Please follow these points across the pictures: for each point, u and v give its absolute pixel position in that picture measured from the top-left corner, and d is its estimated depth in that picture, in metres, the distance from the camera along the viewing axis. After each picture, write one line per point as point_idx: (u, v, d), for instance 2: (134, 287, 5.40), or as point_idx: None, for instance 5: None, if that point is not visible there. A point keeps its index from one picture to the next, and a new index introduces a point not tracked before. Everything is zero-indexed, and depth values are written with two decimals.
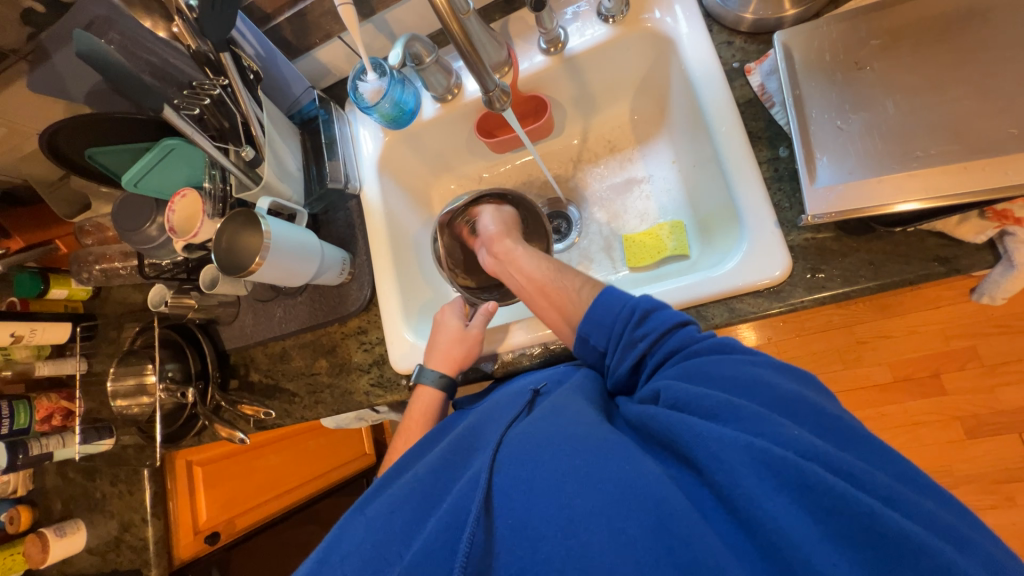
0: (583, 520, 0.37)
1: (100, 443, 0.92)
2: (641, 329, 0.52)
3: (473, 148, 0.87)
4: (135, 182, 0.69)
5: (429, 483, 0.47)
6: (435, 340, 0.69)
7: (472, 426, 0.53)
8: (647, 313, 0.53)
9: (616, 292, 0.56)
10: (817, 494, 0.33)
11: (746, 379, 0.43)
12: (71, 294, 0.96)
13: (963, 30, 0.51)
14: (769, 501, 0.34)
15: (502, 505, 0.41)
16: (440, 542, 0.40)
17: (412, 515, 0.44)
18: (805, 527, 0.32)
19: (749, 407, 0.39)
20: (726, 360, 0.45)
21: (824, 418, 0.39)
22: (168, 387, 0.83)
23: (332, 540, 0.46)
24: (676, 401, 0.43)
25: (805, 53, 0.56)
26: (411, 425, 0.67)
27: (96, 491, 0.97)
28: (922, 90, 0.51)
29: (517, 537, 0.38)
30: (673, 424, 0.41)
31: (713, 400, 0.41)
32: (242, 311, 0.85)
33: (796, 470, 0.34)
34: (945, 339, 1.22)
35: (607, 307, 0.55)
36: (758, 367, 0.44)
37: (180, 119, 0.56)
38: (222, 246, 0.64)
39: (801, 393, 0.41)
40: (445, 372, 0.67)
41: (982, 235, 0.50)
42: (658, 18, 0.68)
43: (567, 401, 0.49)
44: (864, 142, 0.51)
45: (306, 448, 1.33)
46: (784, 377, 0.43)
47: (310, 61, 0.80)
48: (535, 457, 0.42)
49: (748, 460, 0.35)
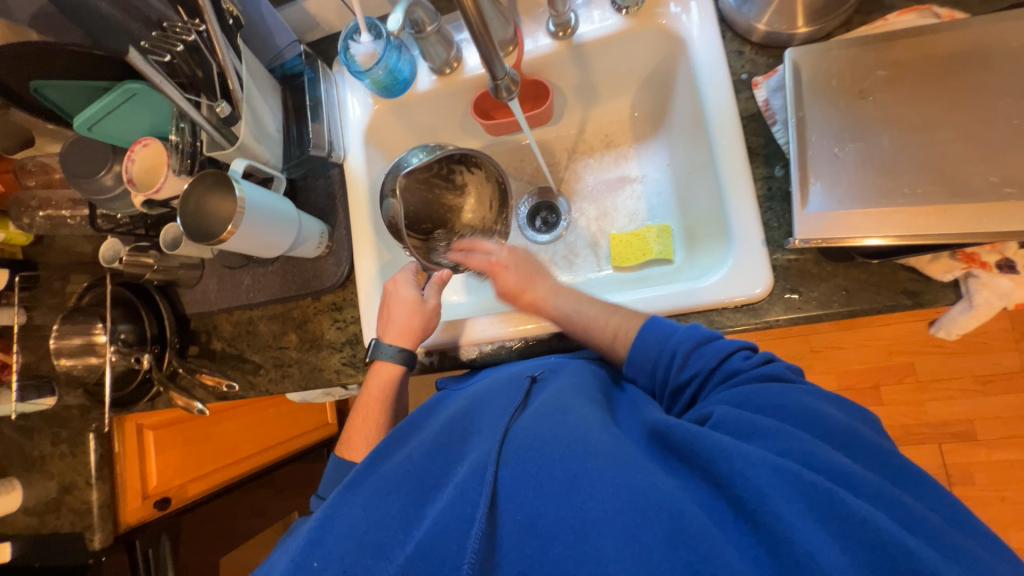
0: (595, 525, 0.38)
1: (40, 402, 0.87)
2: (686, 372, 0.53)
3: (467, 126, 0.83)
4: (89, 127, 0.62)
5: (425, 467, 0.48)
6: (390, 313, 0.67)
7: (466, 409, 0.53)
8: (689, 354, 0.53)
9: (654, 328, 0.57)
10: (852, 523, 0.34)
11: (792, 406, 0.44)
12: (9, 238, 0.87)
13: (962, 73, 0.52)
14: (800, 523, 0.34)
15: (507, 502, 0.41)
16: (446, 536, 0.40)
17: (410, 501, 0.45)
18: (831, 550, 0.33)
19: (795, 433, 0.41)
20: (775, 387, 0.46)
21: (874, 454, 0.40)
22: (119, 351, 0.77)
23: (324, 517, 0.45)
24: (724, 423, 0.44)
25: (813, 74, 0.56)
26: (370, 401, 0.66)
27: (34, 450, 0.92)
28: (916, 127, 0.52)
29: (526, 534, 0.40)
30: (703, 434, 0.41)
31: (766, 422, 0.42)
32: (206, 275, 0.80)
33: (834, 499, 0.35)
34: (888, 354, 1.31)
35: (645, 348, 0.56)
36: (802, 393, 0.45)
37: (148, 65, 0.50)
38: (188, 209, 0.59)
39: (854, 428, 0.41)
40: (404, 347, 0.67)
41: (949, 274, 0.53)
42: (674, 13, 0.66)
43: (571, 401, 0.49)
44: (857, 172, 0.53)
45: (267, 416, 1.30)
46: (833, 408, 0.44)
47: (297, 10, 0.73)
48: (547, 456, 0.43)
49: (778, 481, 0.37)
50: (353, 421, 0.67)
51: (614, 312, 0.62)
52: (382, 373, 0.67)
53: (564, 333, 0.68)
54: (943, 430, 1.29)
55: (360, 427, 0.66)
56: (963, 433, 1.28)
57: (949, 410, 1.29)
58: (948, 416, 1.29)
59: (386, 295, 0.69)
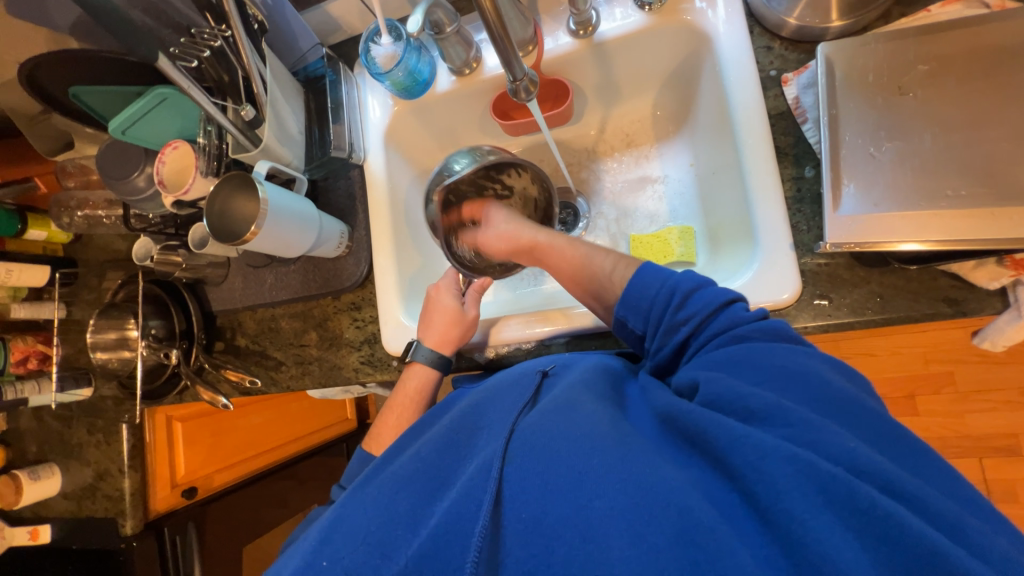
0: (601, 523, 0.37)
1: (77, 391, 0.92)
2: (682, 312, 0.51)
3: (487, 127, 0.82)
4: (124, 130, 0.65)
5: (433, 464, 0.48)
6: (430, 319, 0.68)
7: (474, 404, 0.53)
8: (690, 293, 0.51)
9: (652, 271, 0.55)
10: (870, 519, 0.32)
11: (787, 369, 0.42)
12: (51, 236, 0.92)
13: (1013, 67, 0.49)
14: (815, 520, 0.33)
15: (513, 499, 0.41)
16: (452, 532, 0.40)
17: (418, 498, 0.45)
18: (849, 550, 0.32)
19: (795, 412, 0.38)
20: (770, 347, 0.44)
21: (882, 427, 0.38)
22: (149, 345, 0.79)
23: (334, 520, 0.46)
24: (716, 398, 0.42)
25: (847, 70, 0.53)
26: (402, 402, 0.67)
27: (73, 438, 0.97)
28: (961, 125, 0.49)
29: (531, 532, 0.39)
30: (711, 424, 0.40)
31: (760, 400, 0.40)
32: (232, 273, 0.83)
33: (847, 487, 0.33)
34: (925, 362, 1.25)
35: (643, 287, 0.54)
36: (804, 359, 0.43)
37: (176, 70, 0.52)
38: (213, 211, 0.61)
39: (855, 396, 0.40)
40: (440, 352, 0.67)
41: (995, 281, 0.49)
42: (699, 8, 0.64)
43: (578, 395, 0.48)
44: (894, 172, 0.50)
45: (289, 410, 1.34)
46: (832, 373, 0.42)
47: (320, 15, 0.75)
48: (553, 453, 0.42)
49: (791, 474, 0.34)
50: (385, 415, 0.68)
51: (625, 263, 0.60)
52: (417, 373, 0.67)
53: (580, 336, 0.67)
54: (984, 443, 1.22)
55: (392, 423, 0.67)
56: (1006, 448, 1.21)
57: (991, 423, 1.22)
58: (989, 429, 1.22)
59: (428, 301, 0.70)
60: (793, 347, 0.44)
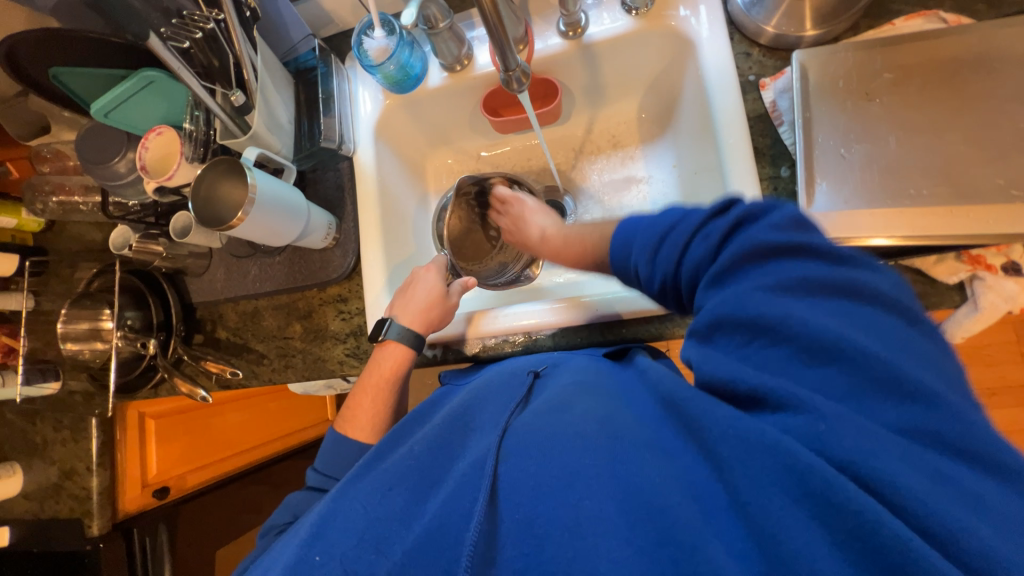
0: (590, 523, 0.37)
1: (44, 386, 0.88)
2: (655, 268, 0.49)
3: (476, 124, 0.84)
4: (105, 113, 0.64)
5: (427, 464, 0.47)
6: (412, 295, 0.69)
7: (466, 405, 0.52)
8: (650, 266, 0.49)
9: (619, 238, 0.53)
10: (845, 516, 0.30)
11: (775, 319, 0.37)
12: (21, 224, 0.89)
13: (968, 78, 0.53)
14: (790, 515, 0.32)
15: (507, 500, 0.41)
16: (445, 526, 0.42)
17: (411, 495, 0.45)
18: (821, 548, 0.31)
19: (785, 392, 0.35)
20: (755, 289, 0.39)
21: (893, 392, 0.33)
22: (126, 336, 0.77)
23: (326, 513, 0.46)
24: (711, 378, 0.39)
25: (820, 77, 0.56)
26: (380, 380, 0.66)
27: (36, 435, 0.93)
28: (922, 129, 0.53)
29: (524, 533, 0.40)
30: (702, 414, 0.38)
31: (746, 384, 0.37)
32: (214, 264, 0.81)
33: (823, 484, 0.31)
34: None
35: (617, 257, 0.53)
36: (787, 300, 0.37)
37: (167, 50, 0.51)
38: (199, 196, 0.60)
39: (861, 347, 0.34)
40: (415, 330, 0.67)
41: (954, 275, 0.53)
42: (683, 15, 0.67)
43: (575, 394, 0.48)
44: (862, 173, 0.53)
45: (267, 409, 1.29)
46: (842, 320, 0.35)
47: (312, 7, 0.74)
48: (546, 454, 0.42)
49: (772, 467, 0.33)
50: (359, 396, 0.67)
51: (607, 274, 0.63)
52: (393, 351, 0.67)
53: (567, 329, 0.68)
54: None
55: (367, 404, 0.66)
56: None
57: None
58: None
59: (412, 279, 0.71)
60: (771, 278, 0.39)
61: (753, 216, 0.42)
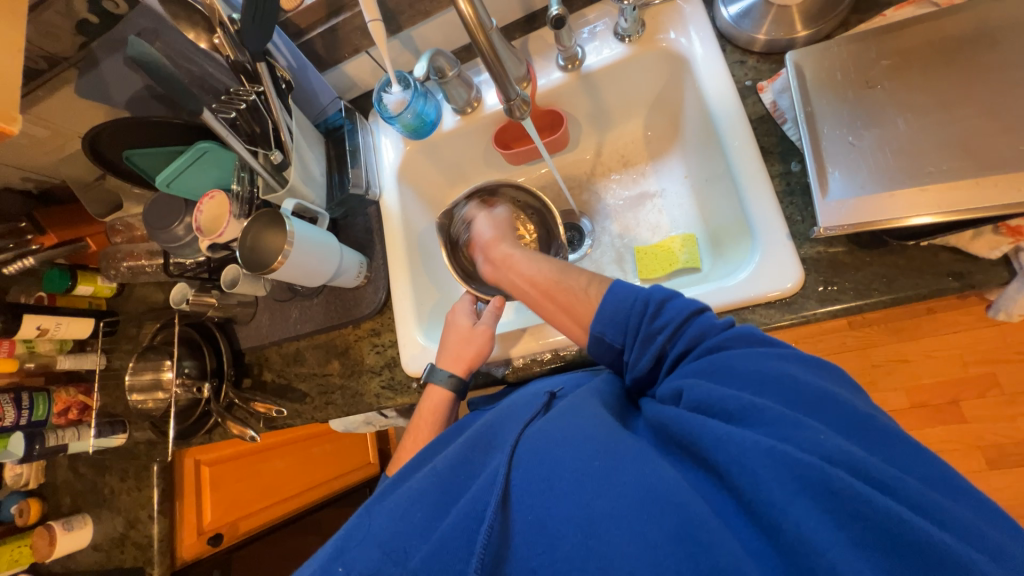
0: (603, 522, 0.37)
1: (114, 437, 0.94)
2: (658, 321, 0.52)
3: (490, 159, 0.90)
4: (168, 183, 0.73)
5: (449, 482, 0.47)
6: (446, 340, 0.71)
7: (492, 422, 0.53)
8: (663, 304, 0.52)
9: (625, 286, 0.56)
10: (840, 499, 0.32)
11: (768, 374, 0.42)
12: (96, 290, 0.99)
13: (971, 53, 0.53)
14: (793, 506, 0.33)
15: (519, 501, 0.41)
16: (456, 539, 0.40)
17: (431, 510, 0.44)
18: (829, 532, 0.32)
19: (774, 410, 0.38)
20: (748, 355, 0.44)
21: (859, 421, 0.38)
22: (183, 383, 0.84)
23: (348, 530, 0.46)
24: (700, 403, 0.43)
25: (817, 72, 0.57)
26: (421, 425, 0.68)
27: (105, 487, 0.99)
28: (930, 108, 0.52)
29: (537, 533, 0.39)
30: (695, 427, 0.40)
31: (739, 402, 0.40)
32: (259, 311, 0.88)
33: (822, 476, 0.33)
34: (963, 365, 1.19)
35: (618, 302, 0.54)
36: (778, 359, 0.43)
37: (217, 121, 0.58)
38: (247, 245, 0.66)
39: (831, 392, 0.40)
40: (456, 372, 0.68)
41: (996, 250, 0.50)
42: (673, 38, 0.70)
43: (584, 405, 0.49)
44: (876, 157, 0.52)
45: (311, 454, 1.33)
46: (812, 373, 0.42)
47: (338, 74, 0.83)
48: (558, 458, 0.42)
49: (770, 465, 0.35)
50: (405, 439, 0.69)
51: None
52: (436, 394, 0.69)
53: None
54: None
55: (410, 446, 0.68)
56: None
57: None
58: None
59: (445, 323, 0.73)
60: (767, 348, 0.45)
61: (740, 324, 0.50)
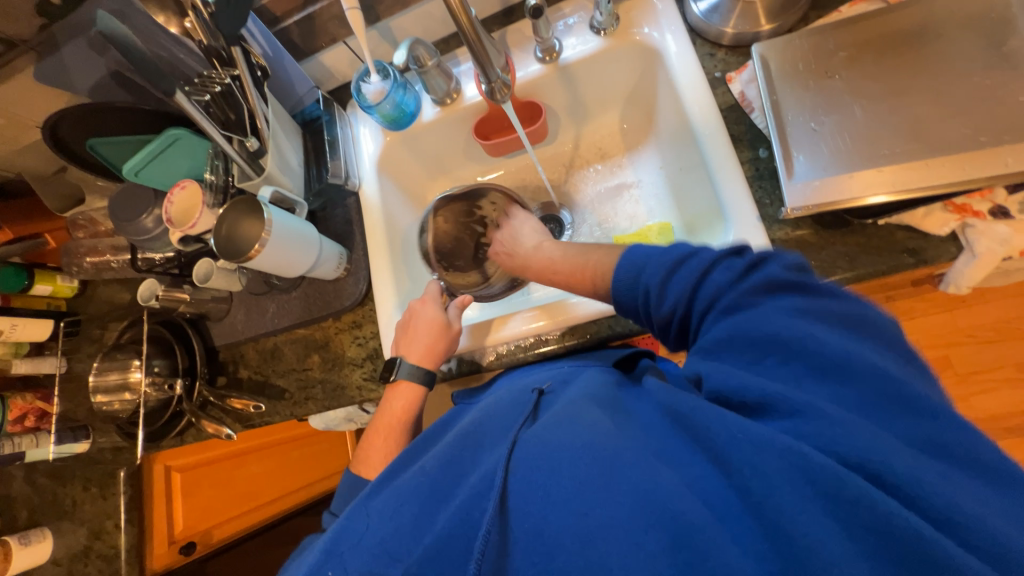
0: (600, 530, 0.35)
1: (76, 444, 0.88)
2: (664, 296, 0.48)
3: (470, 152, 0.90)
4: (136, 172, 0.70)
5: (439, 480, 0.45)
6: (416, 333, 0.70)
7: (488, 420, 0.51)
8: (662, 289, 0.48)
9: (627, 265, 0.52)
10: (859, 509, 0.30)
11: (797, 346, 0.38)
12: (56, 291, 0.94)
13: (919, 45, 0.57)
14: (802, 513, 0.31)
15: (517, 506, 0.39)
16: (451, 540, 0.40)
17: (421, 509, 0.43)
18: (837, 541, 0.30)
19: (796, 403, 0.36)
20: (771, 317, 0.40)
21: (901, 412, 0.34)
22: (154, 382, 0.81)
23: (338, 530, 0.45)
24: (722, 392, 0.41)
25: (781, 63, 0.61)
26: (393, 420, 0.67)
27: (66, 498, 0.93)
28: (884, 96, 0.56)
29: (533, 541, 0.37)
30: (709, 423, 0.38)
31: (764, 393, 0.38)
32: (234, 307, 0.85)
33: (839, 481, 0.31)
34: (920, 349, 1.27)
35: (623, 281, 0.52)
36: (807, 320, 0.39)
37: (190, 104, 0.56)
38: (222, 234, 0.65)
39: (880, 373, 0.36)
40: (425, 366, 0.68)
41: (946, 226, 0.54)
42: (647, 32, 0.73)
43: (584, 402, 0.46)
44: (836, 141, 0.56)
45: (289, 458, 1.27)
46: (862, 347, 0.37)
47: (315, 64, 0.83)
48: (555, 462, 0.40)
49: (784, 469, 0.33)
50: (373, 436, 0.68)
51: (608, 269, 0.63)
52: (404, 392, 0.69)
53: (577, 325, 0.69)
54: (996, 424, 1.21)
55: (380, 443, 0.67)
56: (1017, 427, 1.21)
57: (997, 403, 1.22)
58: (997, 409, 1.22)
59: (411, 315, 0.71)
60: (789, 304, 0.40)
61: (770, 258, 0.44)
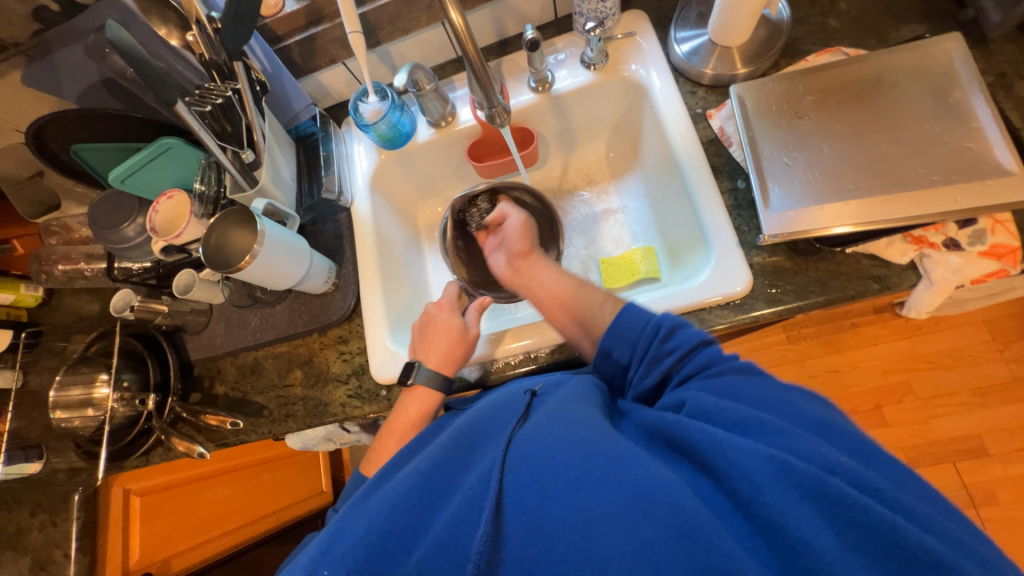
0: (599, 520, 0.36)
1: (26, 465, 0.82)
2: (668, 343, 0.50)
3: (462, 173, 0.93)
4: (123, 179, 0.69)
5: (431, 478, 0.44)
6: (436, 338, 0.69)
7: (479, 420, 0.50)
8: (673, 327, 0.51)
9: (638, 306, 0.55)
10: (844, 506, 0.33)
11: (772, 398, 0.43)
12: (17, 299, 0.89)
13: (877, 93, 0.63)
14: (789, 509, 0.33)
15: (513, 503, 0.39)
16: (450, 539, 0.39)
17: (417, 503, 0.42)
18: (825, 536, 0.33)
19: (774, 425, 0.39)
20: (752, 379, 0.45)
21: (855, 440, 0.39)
22: (122, 397, 0.75)
23: (334, 531, 0.43)
24: (702, 412, 0.42)
25: (756, 102, 0.66)
26: (405, 426, 0.65)
27: (11, 524, 0.87)
28: (848, 137, 0.61)
29: (531, 534, 0.37)
30: (693, 432, 0.40)
31: (741, 414, 0.41)
32: (214, 320, 0.83)
33: (820, 484, 0.34)
34: (884, 373, 1.33)
35: (630, 321, 0.54)
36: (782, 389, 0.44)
37: (190, 114, 0.57)
38: (211, 243, 0.64)
39: (827, 418, 0.41)
40: (444, 372, 0.67)
41: (905, 256, 0.59)
42: (634, 69, 0.78)
43: (572, 405, 0.48)
44: (807, 175, 0.60)
45: (260, 483, 1.22)
46: (812, 402, 0.43)
47: (312, 82, 0.84)
48: (551, 459, 0.40)
49: (772, 475, 0.35)
50: (386, 438, 0.65)
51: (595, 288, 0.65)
52: (420, 396, 0.66)
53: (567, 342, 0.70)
54: (957, 446, 1.27)
55: (394, 444, 0.64)
56: (975, 449, 1.26)
57: (957, 425, 1.28)
58: (956, 432, 1.28)
59: (432, 319, 0.72)
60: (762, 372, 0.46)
61: None
